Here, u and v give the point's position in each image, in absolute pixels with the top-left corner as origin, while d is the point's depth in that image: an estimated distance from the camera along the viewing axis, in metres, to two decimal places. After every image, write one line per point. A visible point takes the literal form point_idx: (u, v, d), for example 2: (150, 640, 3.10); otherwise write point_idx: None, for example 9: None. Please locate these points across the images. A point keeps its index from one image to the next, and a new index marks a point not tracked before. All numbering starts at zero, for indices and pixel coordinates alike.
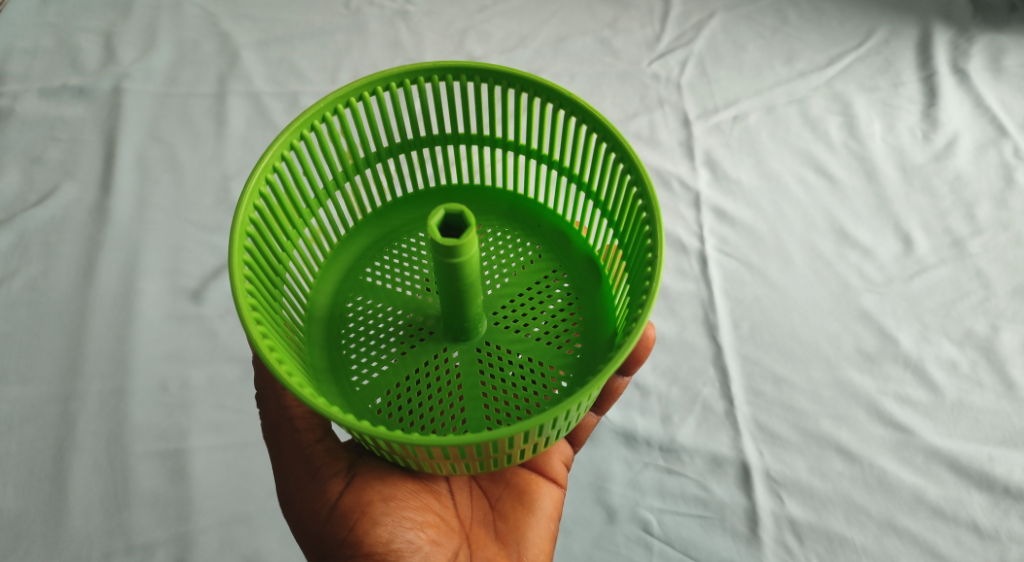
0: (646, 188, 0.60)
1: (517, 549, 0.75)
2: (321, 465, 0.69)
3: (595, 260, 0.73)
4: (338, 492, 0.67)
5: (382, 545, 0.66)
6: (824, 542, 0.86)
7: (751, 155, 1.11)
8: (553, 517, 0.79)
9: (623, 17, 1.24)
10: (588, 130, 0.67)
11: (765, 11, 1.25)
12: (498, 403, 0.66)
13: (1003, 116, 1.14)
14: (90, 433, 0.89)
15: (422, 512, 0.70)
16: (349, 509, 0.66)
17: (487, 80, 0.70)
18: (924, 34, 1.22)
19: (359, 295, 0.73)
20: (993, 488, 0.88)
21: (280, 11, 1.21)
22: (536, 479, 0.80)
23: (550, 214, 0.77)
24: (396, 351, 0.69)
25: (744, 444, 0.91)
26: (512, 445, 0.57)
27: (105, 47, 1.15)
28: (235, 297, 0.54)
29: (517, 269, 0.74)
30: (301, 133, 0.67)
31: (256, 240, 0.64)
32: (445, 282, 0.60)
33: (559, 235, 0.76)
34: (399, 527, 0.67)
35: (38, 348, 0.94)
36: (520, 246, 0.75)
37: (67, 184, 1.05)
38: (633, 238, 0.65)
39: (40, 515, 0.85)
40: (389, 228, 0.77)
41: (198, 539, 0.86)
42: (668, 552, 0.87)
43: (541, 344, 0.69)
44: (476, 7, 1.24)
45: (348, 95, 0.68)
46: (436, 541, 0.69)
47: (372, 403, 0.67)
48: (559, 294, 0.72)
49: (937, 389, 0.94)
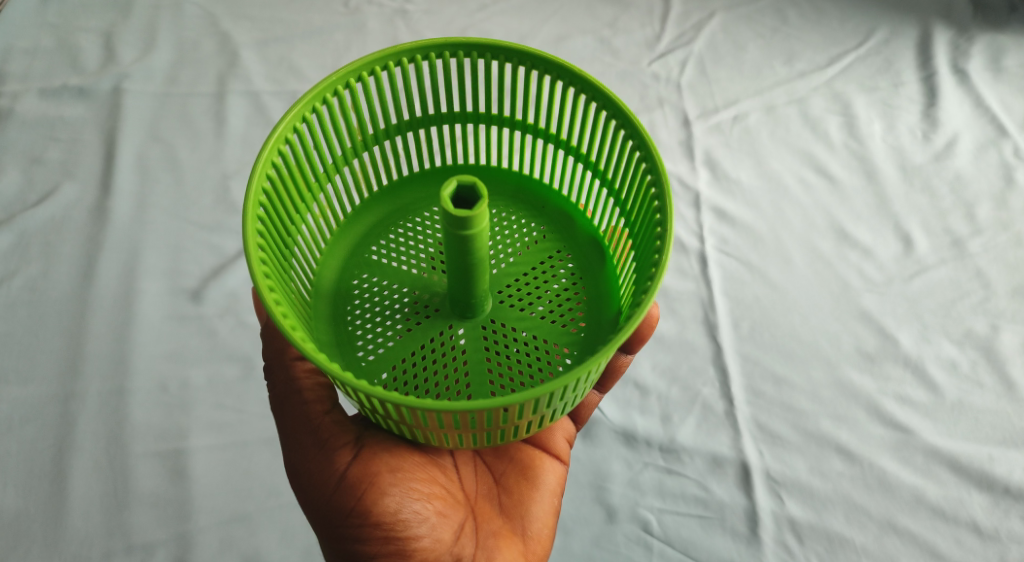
0: (657, 166, 0.60)
1: (521, 523, 0.76)
2: (329, 437, 0.69)
3: (600, 242, 0.74)
4: (346, 463, 0.67)
5: (390, 515, 0.65)
6: (824, 542, 0.86)
7: (751, 155, 1.11)
8: (556, 493, 0.79)
9: (623, 17, 1.24)
10: (597, 108, 0.67)
11: (765, 11, 1.25)
12: (502, 379, 0.66)
13: (1003, 116, 1.14)
14: (90, 433, 0.89)
15: (428, 484, 0.69)
16: (357, 479, 0.66)
17: (498, 58, 0.70)
18: (924, 34, 1.22)
19: (364, 273, 0.73)
20: (993, 489, 0.88)
21: (280, 10, 1.21)
22: (540, 455, 0.80)
23: (555, 196, 0.77)
24: (402, 328, 0.69)
25: (745, 444, 0.91)
26: (519, 417, 0.57)
27: (105, 47, 1.15)
28: (249, 262, 0.54)
29: (522, 250, 0.74)
30: (312, 105, 0.67)
31: (268, 209, 0.63)
32: (455, 254, 0.60)
33: (563, 217, 0.76)
34: (407, 498, 0.67)
35: (38, 348, 0.94)
36: (525, 227, 0.76)
37: (67, 184, 1.05)
38: (641, 220, 0.65)
39: (40, 515, 0.85)
40: (396, 207, 0.77)
41: (198, 539, 0.86)
42: (668, 552, 0.87)
43: (546, 322, 0.69)
44: (475, 8, 1.24)
45: (360, 69, 0.68)
46: (442, 512, 0.69)
47: (377, 377, 0.66)
48: (563, 274, 0.72)
49: (937, 389, 0.94)
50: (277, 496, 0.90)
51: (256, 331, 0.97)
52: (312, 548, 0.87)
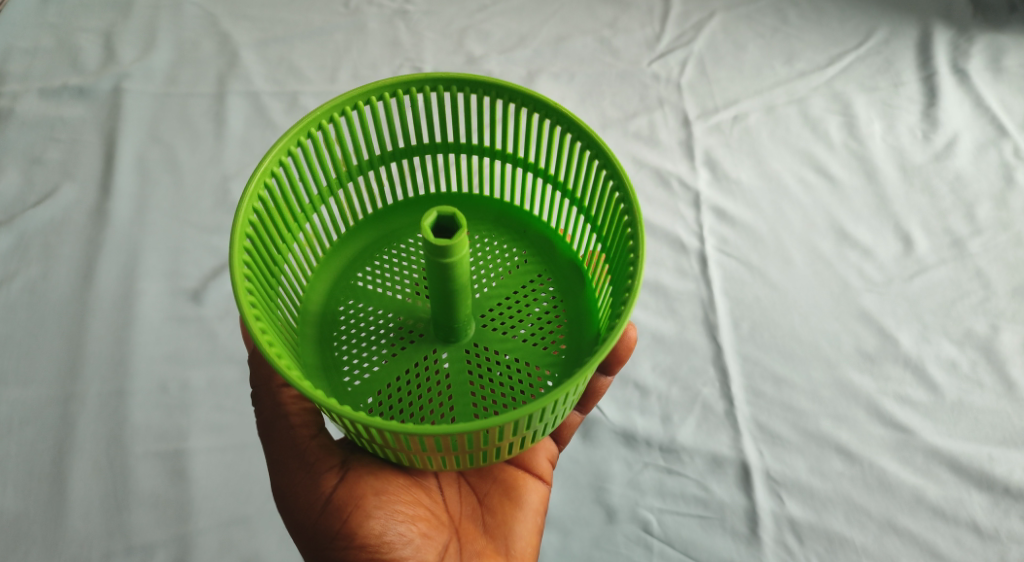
0: (626, 189, 0.61)
1: (504, 543, 0.75)
2: (315, 461, 0.69)
3: (580, 265, 0.74)
4: (332, 486, 0.67)
5: (375, 538, 0.65)
6: (825, 542, 0.86)
7: (751, 155, 1.11)
8: (539, 512, 0.79)
9: (623, 17, 1.24)
10: (572, 138, 0.67)
11: (765, 12, 1.26)
12: (486, 401, 0.66)
13: (1003, 116, 1.15)
14: (90, 434, 0.89)
15: (413, 506, 0.70)
16: (342, 502, 0.66)
17: (475, 91, 0.70)
18: (924, 34, 1.23)
19: (351, 299, 0.73)
20: (993, 488, 0.88)
21: (279, 10, 1.21)
22: (522, 475, 0.80)
23: (536, 222, 0.77)
24: (387, 353, 0.69)
25: (744, 444, 0.91)
26: (501, 438, 0.56)
27: (105, 48, 1.15)
28: (235, 293, 0.54)
29: (504, 274, 0.74)
30: (298, 140, 0.67)
31: (255, 239, 0.63)
32: (436, 282, 0.60)
33: (544, 241, 0.76)
34: (391, 520, 0.67)
35: (38, 348, 0.93)
36: (506, 252, 0.76)
37: (67, 185, 1.05)
38: (615, 241, 0.66)
39: (40, 517, 0.85)
40: (383, 233, 0.77)
41: (198, 541, 0.86)
42: (668, 552, 0.87)
43: (528, 345, 0.69)
44: (475, 8, 1.24)
45: (345, 103, 0.68)
46: (426, 534, 0.69)
47: (363, 402, 0.66)
48: (545, 297, 0.72)
49: (937, 389, 0.94)
50: None
51: None
52: None
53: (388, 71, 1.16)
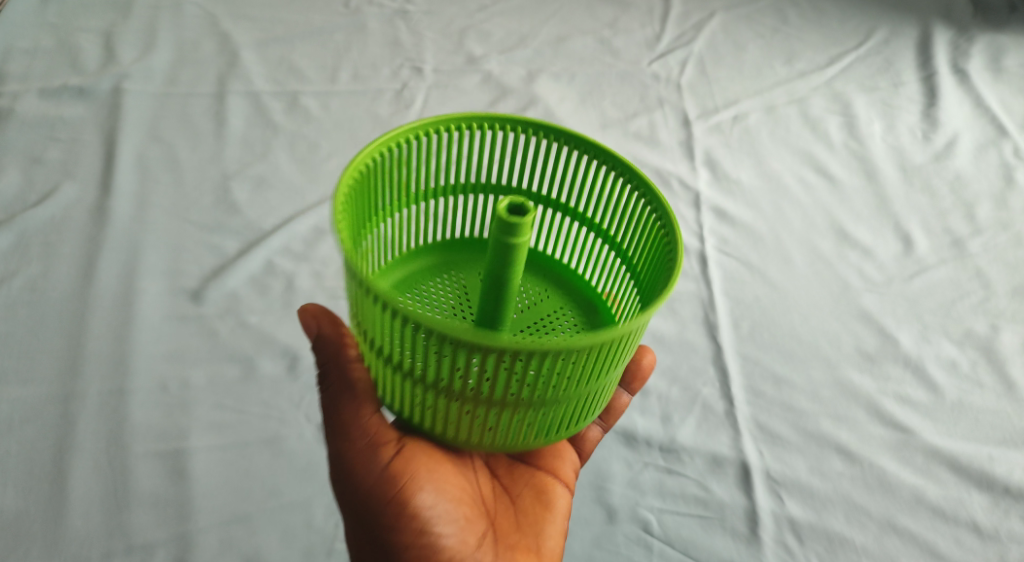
0: (660, 201, 0.61)
1: (536, 540, 0.75)
2: (378, 433, 0.66)
3: (597, 300, 0.73)
4: (389, 458, 0.66)
5: (421, 511, 0.65)
6: (825, 542, 0.84)
7: (751, 155, 1.12)
8: (566, 517, 0.79)
9: (623, 17, 1.28)
10: (606, 170, 0.65)
11: (766, 11, 1.32)
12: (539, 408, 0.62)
13: (1004, 116, 1.16)
14: (90, 432, 0.86)
15: (456, 490, 0.69)
16: (399, 477, 0.65)
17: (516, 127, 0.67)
18: (925, 35, 1.28)
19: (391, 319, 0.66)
20: (993, 489, 0.87)
21: (280, 11, 1.27)
22: (551, 479, 0.80)
23: (557, 264, 0.76)
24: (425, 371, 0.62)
25: (744, 444, 0.90)
26: (592, 380, 0.54)
27: (105, 47, 1.17)
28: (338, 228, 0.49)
29: (531, 300, 0.73)
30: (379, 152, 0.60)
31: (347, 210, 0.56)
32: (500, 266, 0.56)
33: (563, 281, 0.75)
34: (438, 497, 0.67)
35: (38, 348, 0.91)
36: (524, 290, 0.74)
37: (67, 184, 1.04)
38: (644, 262, 0.64)
39: (40, 515, 0.81)
40: (415, 269, 0.74)
41: (199, 540, 0.83)
42: (668, 552, 0.84)
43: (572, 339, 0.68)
44: (476, 7, 1.29)
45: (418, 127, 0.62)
46: (469, 517, 0.69)
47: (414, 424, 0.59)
48: (569, 322, 0.72)
49: (937, 389, 0.94)
50: (277, 496, 0.88)
51: (256, 332, 0.97)
52: (314, 546, 0.85)
53: (388, 71, 1.19)
